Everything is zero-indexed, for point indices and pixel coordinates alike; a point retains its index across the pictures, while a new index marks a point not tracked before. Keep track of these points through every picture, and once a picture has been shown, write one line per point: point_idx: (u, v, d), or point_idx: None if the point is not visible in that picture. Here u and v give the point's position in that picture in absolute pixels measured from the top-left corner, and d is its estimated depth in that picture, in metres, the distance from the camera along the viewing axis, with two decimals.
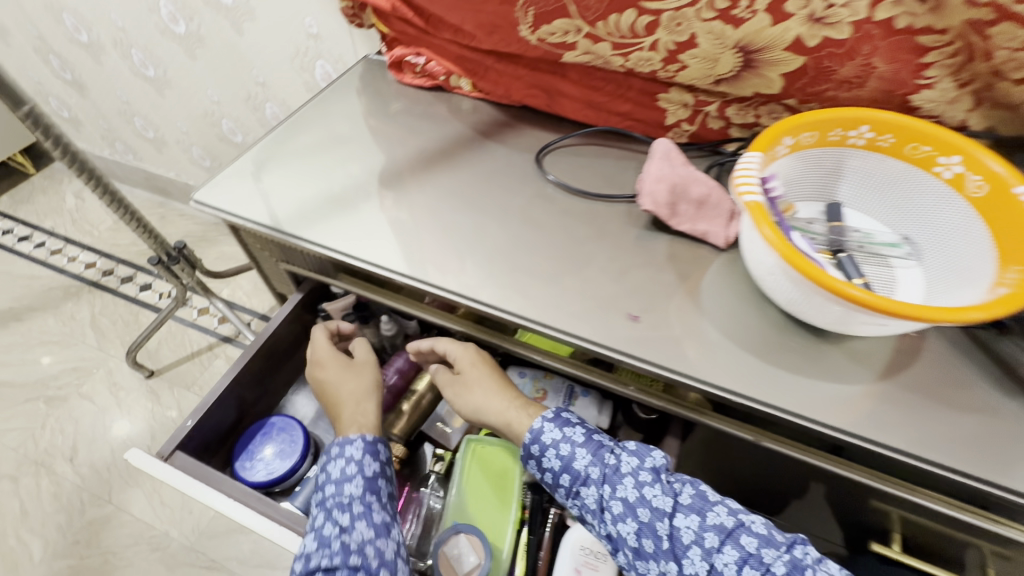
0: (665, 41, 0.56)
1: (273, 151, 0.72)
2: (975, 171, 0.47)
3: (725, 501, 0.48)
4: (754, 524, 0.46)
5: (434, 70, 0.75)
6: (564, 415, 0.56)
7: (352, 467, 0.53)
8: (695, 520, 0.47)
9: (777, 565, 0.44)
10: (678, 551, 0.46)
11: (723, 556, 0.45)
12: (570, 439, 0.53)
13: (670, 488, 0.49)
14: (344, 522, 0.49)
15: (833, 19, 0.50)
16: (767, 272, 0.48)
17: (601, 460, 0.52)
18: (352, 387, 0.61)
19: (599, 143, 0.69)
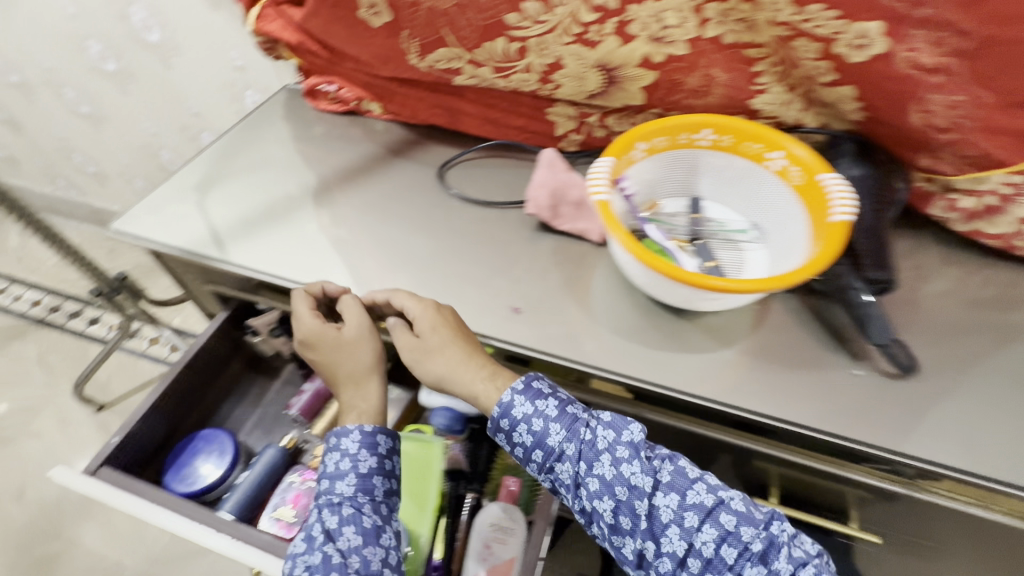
0: (537, 64, 0.62)
1: (192, 178, 0.76)
2: (795, 165, 0.54)
3: (704, 477, 0.50)
4: (732, 501, 0.49)
5: (345, 96, 0.80)
6: (535, 386, 0.54)
7: (347, 462, 0.55)
8: (675, 499, 0.49)
9: (755, 542, 0.47)
10: (657, 530, 0.49)
11: (702, 534, 0.48)
12: (542, 414, 0.52)
13: (650, 468, 0.50)
14: (332, 525, 0.51)
15: (671, 39, 0.57)
16: (627, 265, 0.55)
17: (576, 437, 0.52)
18: (348, 367, 0.60)
19: (498, 156, 0.75)
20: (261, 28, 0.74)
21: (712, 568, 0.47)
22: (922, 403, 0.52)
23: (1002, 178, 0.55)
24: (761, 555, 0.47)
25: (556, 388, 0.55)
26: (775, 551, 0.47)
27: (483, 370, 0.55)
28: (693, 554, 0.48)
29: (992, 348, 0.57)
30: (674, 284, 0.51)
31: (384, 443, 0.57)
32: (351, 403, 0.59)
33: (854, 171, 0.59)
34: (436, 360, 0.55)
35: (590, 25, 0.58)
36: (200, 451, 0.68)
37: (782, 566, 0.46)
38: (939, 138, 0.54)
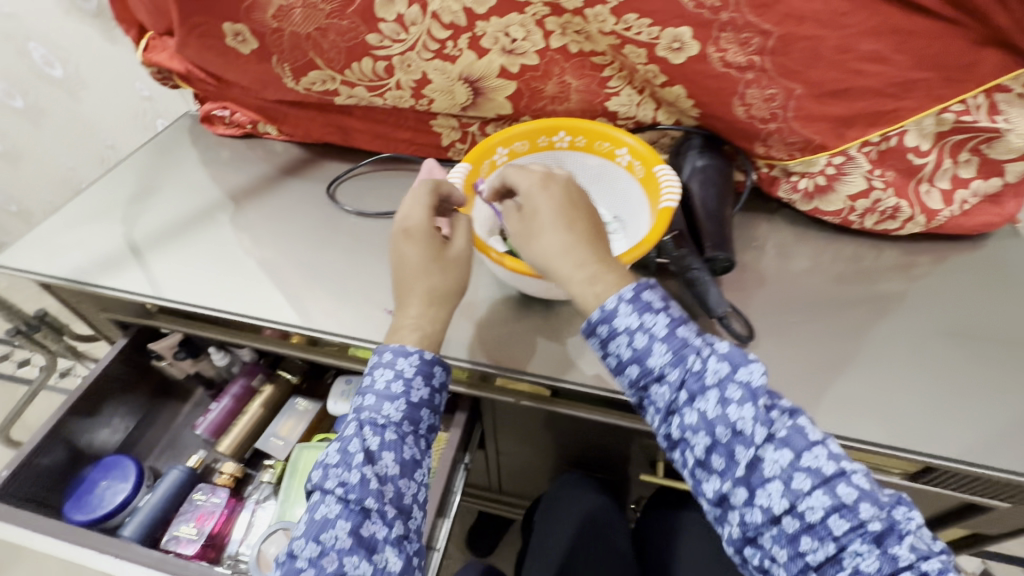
0: (405, 80, 0.66)
1: (85, 211, 0.79)
2: (637, 159, 0.60)
3: (826, 441, 0.41)
4: (855, 474, 0.39)
5: (240, 120, 0.83)
6: (646, 298, 0.46)
7: (398, 386, 0.51)
8: (786, 456, 0.40)
9: (873, 522, 0.38)
10: (754, 481, 0.40)
11: (810, 499, 0.39)
12: (648, 330, 0.45)
13: (765, 417, 0.41)
14: (372, 448, 0.49)
15: (521, 51, 0.62)
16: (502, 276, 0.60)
17: (681, 363, 0.44)
18: (427, 279, 0.54)
19: (388, 168, 0.79)
20: (148, 59, 0.76)
21: (811, 533, 0.39)
22: (786, 380, 0.58)
23: (827, 160, 0.61)
24: (875, 536, 0.38)
25: (667, 302, 0.47)
26: (893, 537, 0.38)
27: (582, 269, 0.47)
28: (793, 515, 0.39)
29: (850, 318, 0.63)
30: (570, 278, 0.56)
31: (438, 376, 0.53)
32: (417, 318, 0.54)
33: (701, 161, 0.64)
34: (541, 246, 0.49)
35: (445, 41, 0.62)
36: (109, 477, 0.69)
37: (903, 554, 0.37)
38: (766, 127, 0.60)
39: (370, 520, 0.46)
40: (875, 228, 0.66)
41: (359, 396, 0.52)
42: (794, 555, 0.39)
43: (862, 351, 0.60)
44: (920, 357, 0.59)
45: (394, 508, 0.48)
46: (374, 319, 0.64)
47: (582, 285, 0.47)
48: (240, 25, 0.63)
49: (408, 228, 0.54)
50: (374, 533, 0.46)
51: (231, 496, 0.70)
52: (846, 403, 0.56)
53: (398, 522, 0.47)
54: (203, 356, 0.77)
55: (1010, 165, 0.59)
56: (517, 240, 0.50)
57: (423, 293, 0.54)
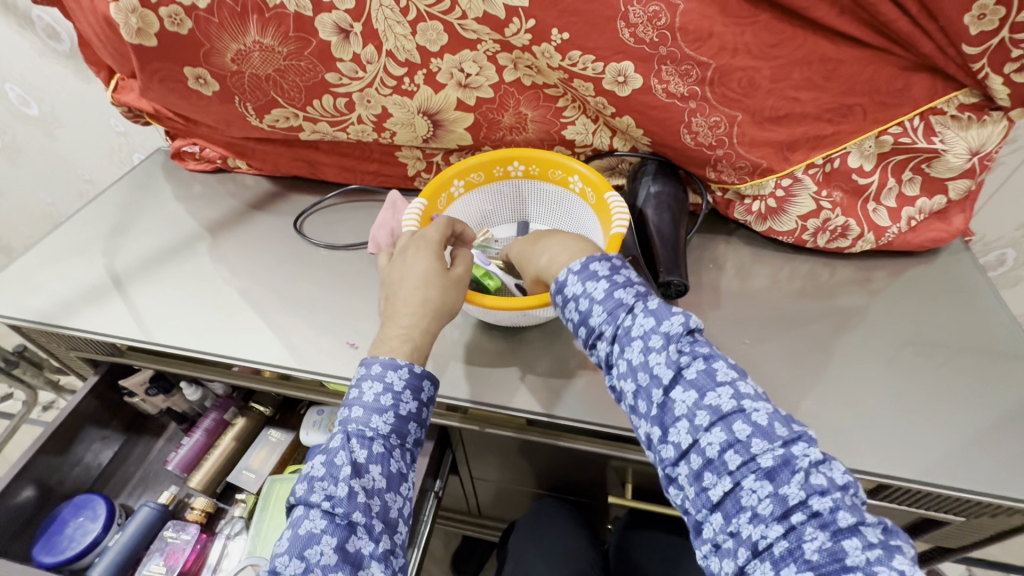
0: (366, 115, 0.68)
1: (55, 249, 0.79)
2: (589, 186, 0.61)
3: (736, 382, 0.40)
4: (755, 413, 0.38)
5: (210, 155, 0.84)
6: (592, 268, 0.47)
7: (387, 398, 0.49)
8: (692, 396, 0.40)
9: (765, 458, 0.37)
10: (666, 419, 0.41)
11: (710, 436, 0.39)
12: (589, 294, 0.46)
13: (675, 361, 0.41)
14: (359, 459, 0.46)
15: (476, 85, 0.64)
16: (486, 314, 0.62)
17: (615, 317, 0.45)
18: (425, 290, 0.53)
19: (355, 200, 0.81)
20: (117, 100, 0.78)
21: (711, 469, 0.38)
22: None
23: (775, 183, 0.63)
24: (768, 472, 0.36)
25: (616, 269, 0.47)
26: (786, 472, 0.36)
27: (544, 255, 0.52)
28: (696, 452, 0.39)
29: (817, 331, 0.64)
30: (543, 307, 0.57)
31: (427, 391, 0.52)
32: (406, 328, 0.52)
33: (655, 187, 0.65)
34: (528, 266, 0.55)
35: (402, 78, 0.64)
36: (81, 514, 0.69)
37: (792, 492, 0.35)
38: (714, 153, 0.62)
39: (356, 535, 0.44)
40: (829, 246, 0.67)
41: (345, 409, 0.49)
42: (699, 492, 0.38)
43: (830, 365, 0.61)
44: (890, 366, 0.60)
45: (381, 522, 0.46)
46: (339, 351, 0.65)
47: (551, 266, 0.51)
48: (201, 68, 0.64)
49: (419, 239, 0.56)
50: (360, 548, 0.44)
51: (202, 531, 0.70)
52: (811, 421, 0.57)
53: (385, 538, 0.45)
54: (176, 392, 0.77)
55: (952, 183, 0.60)
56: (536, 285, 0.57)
57: (418, 302, 0.52)
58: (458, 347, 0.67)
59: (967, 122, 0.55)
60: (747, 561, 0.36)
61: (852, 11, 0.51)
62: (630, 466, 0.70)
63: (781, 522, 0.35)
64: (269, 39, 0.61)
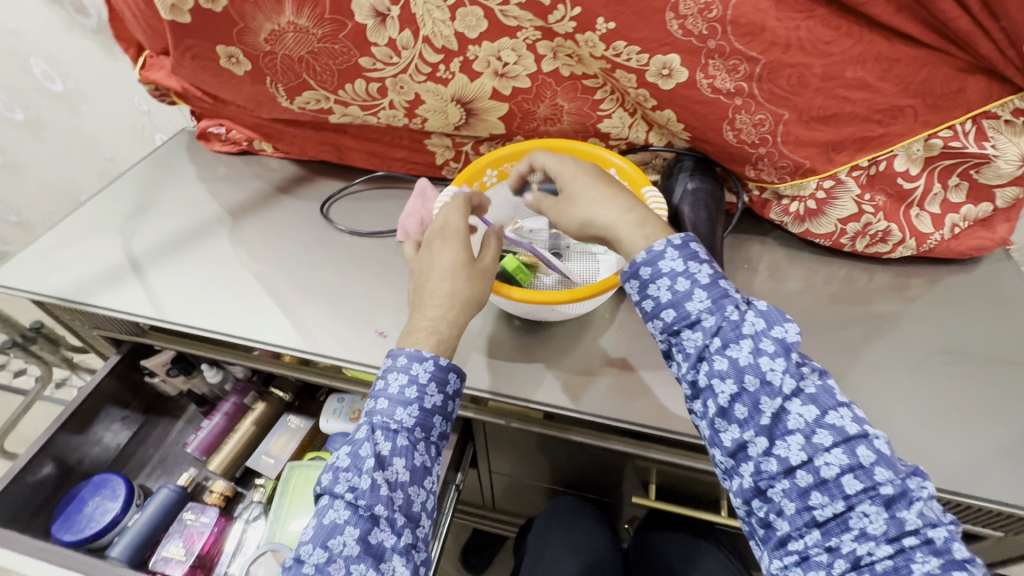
0: (398, 100, 0.67)
1: (80, 227, 0.78)
2: (625, 179, 0.60)
3: (852, 405, 0.42)
4: (877, 439, 0.40)
5: (236, 138, 0.84)
6: (692, 249, 0.46)
7: (412, 391, 0.49)
8: (812, 412, 0.41)
9: (886, 484, 0.39)
10: (776, 430, 0.41)
11: (828, 455, 0.40)
12: (692, 276, 0.45)
13: (796, 372, 0.42)
14: (382, 453, 0.46)
15: (513, 74, 0.62)
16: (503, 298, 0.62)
17: (719, 311, 0.44)
18: (453, 283, 0.52)
19: (382, 187, 0.80)
20: (145, 77, 0.77)
21: (822, 489, 0.39)
22: None
23: (817, 184, 0.62)
24: (886, 499, 0.38)
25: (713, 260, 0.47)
26: (903, 502, 0.38)
27: (629, 212, 0.48)
28: (806, 468, 0.40)
29: (847, 337, 0.63)
30: (578, 300, 0.57)
31: (453, 383, 0.51)
32: (434, 320, 0.51)
33: (692, 184, 0.64)
34: (579, 206, 0.50)
35: (437, 64, 0.62)
36: (95, 496, 0.68)
37: (910, 518, 0.38)
38: (756, 151, 0.60)
39: (378, 527, 0.44)
40: (867, 251, 0.66)
41: (370, 400, 0.49)
42: (803, 509, 0.40)
43: (855, 370, 0.60)
44: (917, 374, 0.59)
45: (403, 516, 0.46)
46: (365, 339, 0.64)
47: (633, 231, 0.48)
48: (234, 47, 0.63)
49: (444, 229, 0.55)
50: (382, 541, 0.44)
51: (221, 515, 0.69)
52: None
53: (407, 532, 0.45)
54: (197, 374, 0.77)
55: (1001, 190, 0.58)
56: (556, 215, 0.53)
57: (444, 295, 0.52)
58: (485, 339, 0.66)
59: (1021, 128, 0.54)
60: (843, 572, 0.38)
61: (911, 8, 0.49)
62: (656, 467, 0.69)
63: (890, 544, 0.38)
64: (304, 20, 0.59)
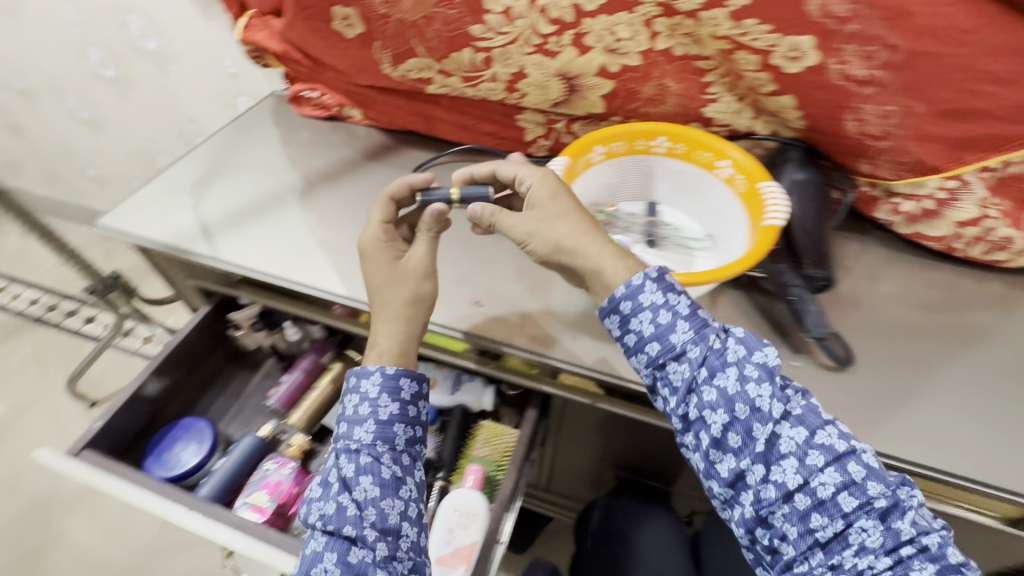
0: (502, 73, 0.67)
1: (175, 180, 0.80)
2: (740, 173, 0.58)
3: (837, 422, 0.46)
4: (864, 454, 0.44)
5: (327, 103, 0.85)
6: (669, 279, 0.51)
7: (366, 410, 0.54)
8: (802, 434, 0.45)
9: (880, 497, 0.43)
10: (771, 457, 0.45)
11: (823, 475, 0.43)
12: (674, 308, 0.49)
13: (782, 396, 0.46)
14: (348, 475, 0.51)
15: (624, 50, 0.61)
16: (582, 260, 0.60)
17: (703, 341, 0.48)
18: (391, 295, 0.57)
19: (470, 159, 0.79)
20: (246, 38, 0.78)
21: (821, 510, 0.43)
22: (888, 401, 0.55)
23: (938, 183, 0.59)
24: (881, 511, 0.43)
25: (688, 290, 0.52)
26: (897, 512, 0.42)
27: (609, 246, 0.52)
28: (804, 491, 0.44)
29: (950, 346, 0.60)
30: (697, 285, 0.54)
31: (406, 389, 0.55)
32: (381, 336, 0.57)
33: (800, 176, 0.61)
34: (548, 230, 0.52)
35: (549, 36, 0.61)
36: (183, 440, 0.72)
37: (905, 529, 0.42)
38: (876, 144, 0.58)
39: (356, 546, 0.48)
40: (982, 258, 0.63)
41: (338, 427, 0.55)
42: (805, 532, 0.44)
43: (949, 378, 0.57)
44: None
45: (376, 531, 0.49)
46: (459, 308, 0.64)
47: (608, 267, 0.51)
48: (349, 8, 0.65)
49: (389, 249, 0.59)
50: (362, 559, 0.48)
51: (300, 469, 0.71)
52: (928, 428, 0.54)
53: (383, 545, 0.49)
54: (277, 331, 0.79)
55: None
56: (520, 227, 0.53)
57: (386, 309, 0.57)
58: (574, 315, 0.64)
59: None
60: None
61: None
62: None
63: (889, 555, 0.42)
64: None
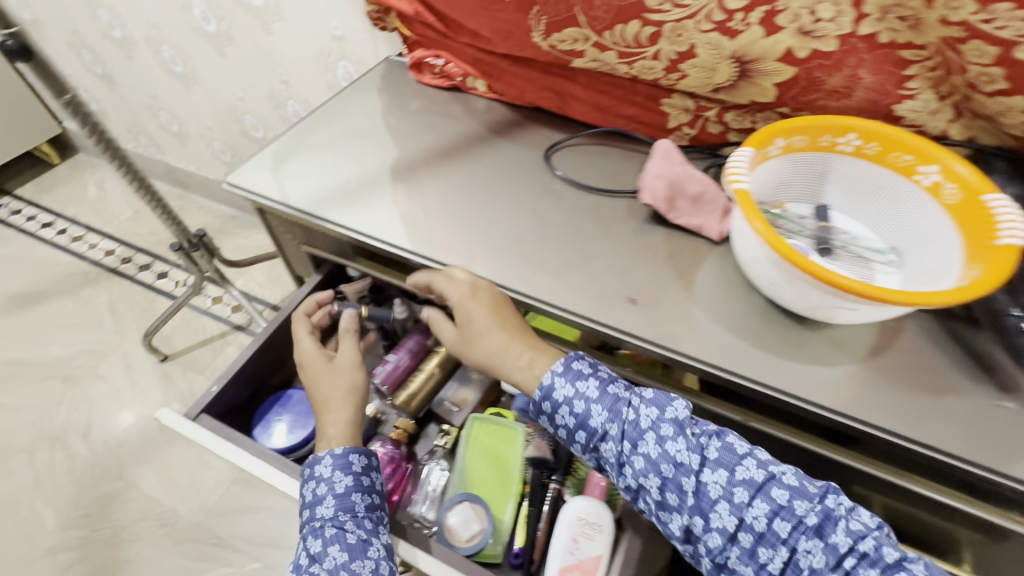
0: (667, 51, 0.61)
1: (293, 141, 0.77)
2: (953, 183, 0.51)
3: (753, 452, 0.50)
4: (783, 476, 0.48)
5: (451, 71, 0.80)
6: (575, 368, 0.57)
7: (323, 487, 0.55)
8: (723, 475, 0.50)
9: (810, 515, 0.47)
10: (705, 506, 0.49)
11: (753, 509, 0.48)
12: (584, 395, 0.55)
13: (696, 445, 0.51)
14: (316, 551, 0.51)
15: (821, 33, 0.54)
16: (757, 260, 0.52)
17: (618, 418, 0.54)
18: (330, 389, 0.62)
19: (604, 143, 0.73)
20: None
21: (764, 542, 0.47)
22: None
23: None
24: (815, 528, 0.46)
25: (596, 366, 0.56)
26: (830, 524, 0.46)
27: (522, 357, 0.58)
28: (744, 529, 0.48)
29: None
30: (884, 307, 0.46)
31: (358, 461, 0.57)
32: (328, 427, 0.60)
33: (1009, 192, 0.54)
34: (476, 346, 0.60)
35: (735, 12, 0.56)
36: (284, 408, 0.74)
37: (840, 540, 0.45)
38: None
39: None
40: None
41: (300, 512, 0.56)
42: (759, 566, 0.47)
43: None
44: None
45: None
46: (611, 302, 0.59)
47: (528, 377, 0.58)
48: None
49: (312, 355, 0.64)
50: None
51: (406, 455, 0.71)
52: None
53: None
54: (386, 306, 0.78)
55: None
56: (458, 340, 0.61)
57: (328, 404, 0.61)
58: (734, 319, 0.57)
59: None
60: None
61: None
62: (878, 499, 0.63)
63: (837, 570, 0.45)
64: None
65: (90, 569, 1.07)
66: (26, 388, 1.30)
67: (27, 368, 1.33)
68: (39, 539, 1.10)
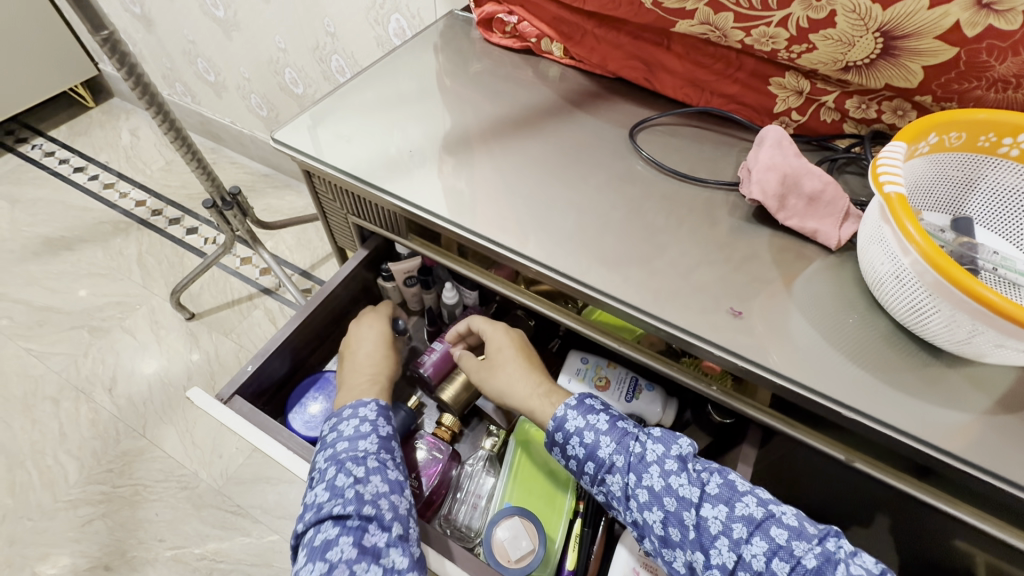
0: (798, 17, 0.52)
1: (343, 99, 0.69)
2: None
3: (755, 490, 0.46)
4: (784, 516, 0.44)
5: (525, 31, 0.71)
6: (588, 403, 0.55)
7: (367, 426, 0.57)
8: (722, 510, 0.45)
9: (808, 558, 0.42)
10: (705, 541, 0.44)
11: (751, 547, 0.43)
12: (594, 427, 0.52)
13: (697, 479, 0.47)
14: (357, 475, 0.52)
15: (1004, 6, 0.45)
16: (904, 285, 0.44)
17: (626, 450, 0.50)
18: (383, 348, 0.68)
19: (694, 125, 0.64)
20: None
21: None
22: None
23: None
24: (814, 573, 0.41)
25: (608, 406, 0.55)
26: (830, 567, 0.41)
27: (540, 386, 0.59)
28: (742, 568, 0.43)
29: None
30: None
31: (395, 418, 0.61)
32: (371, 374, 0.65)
33: None
34: (496, 378, 0.61)
35: None
36: (321, 392, 0.72)
37: None
38: None
39: (371, 531, 0.49)
40: None
41: (330, 445, 0.55)
42: None
43: None
44: None
45: (391, 518, 0.51)
46: (710, 311, 0.50)
47: (543, 409, 0.57)
48: None
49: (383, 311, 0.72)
50: (376, 542, 0.48)
51: (449, 454, 0.67)
52: None
53: (396, 526, 0.50)
54: (433, 291, 0.75)
55: None
56: (478, 372, 0.63)
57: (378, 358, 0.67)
58: (847, 341, 0.49)
59: None
60: None
61: None
62: (981, 556, 0.55)
63: None
64: None
65: (110, 526, 1.06)
66: (55, 336, 1.29)
67: (55, 315, 1.31)
68: (62, 491, 1.09)
